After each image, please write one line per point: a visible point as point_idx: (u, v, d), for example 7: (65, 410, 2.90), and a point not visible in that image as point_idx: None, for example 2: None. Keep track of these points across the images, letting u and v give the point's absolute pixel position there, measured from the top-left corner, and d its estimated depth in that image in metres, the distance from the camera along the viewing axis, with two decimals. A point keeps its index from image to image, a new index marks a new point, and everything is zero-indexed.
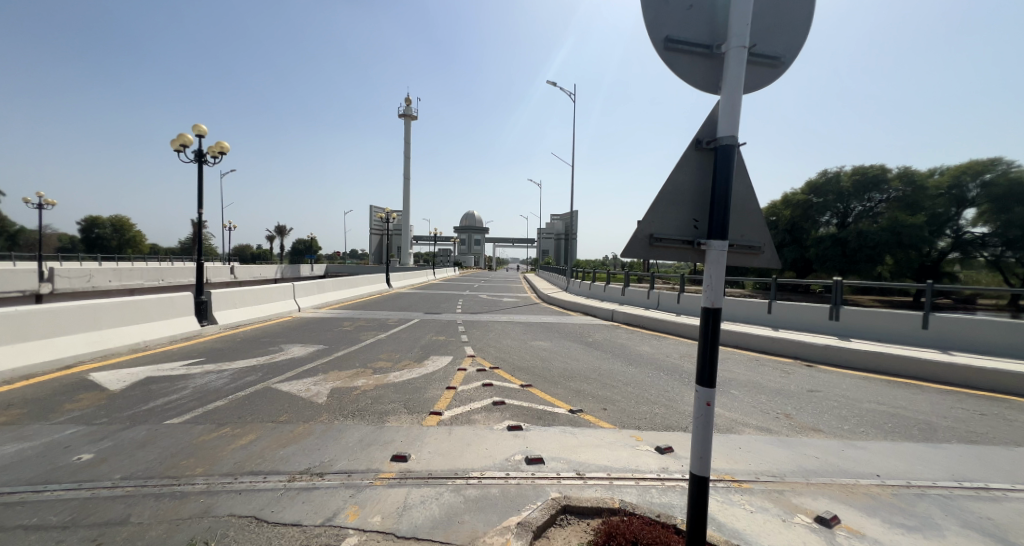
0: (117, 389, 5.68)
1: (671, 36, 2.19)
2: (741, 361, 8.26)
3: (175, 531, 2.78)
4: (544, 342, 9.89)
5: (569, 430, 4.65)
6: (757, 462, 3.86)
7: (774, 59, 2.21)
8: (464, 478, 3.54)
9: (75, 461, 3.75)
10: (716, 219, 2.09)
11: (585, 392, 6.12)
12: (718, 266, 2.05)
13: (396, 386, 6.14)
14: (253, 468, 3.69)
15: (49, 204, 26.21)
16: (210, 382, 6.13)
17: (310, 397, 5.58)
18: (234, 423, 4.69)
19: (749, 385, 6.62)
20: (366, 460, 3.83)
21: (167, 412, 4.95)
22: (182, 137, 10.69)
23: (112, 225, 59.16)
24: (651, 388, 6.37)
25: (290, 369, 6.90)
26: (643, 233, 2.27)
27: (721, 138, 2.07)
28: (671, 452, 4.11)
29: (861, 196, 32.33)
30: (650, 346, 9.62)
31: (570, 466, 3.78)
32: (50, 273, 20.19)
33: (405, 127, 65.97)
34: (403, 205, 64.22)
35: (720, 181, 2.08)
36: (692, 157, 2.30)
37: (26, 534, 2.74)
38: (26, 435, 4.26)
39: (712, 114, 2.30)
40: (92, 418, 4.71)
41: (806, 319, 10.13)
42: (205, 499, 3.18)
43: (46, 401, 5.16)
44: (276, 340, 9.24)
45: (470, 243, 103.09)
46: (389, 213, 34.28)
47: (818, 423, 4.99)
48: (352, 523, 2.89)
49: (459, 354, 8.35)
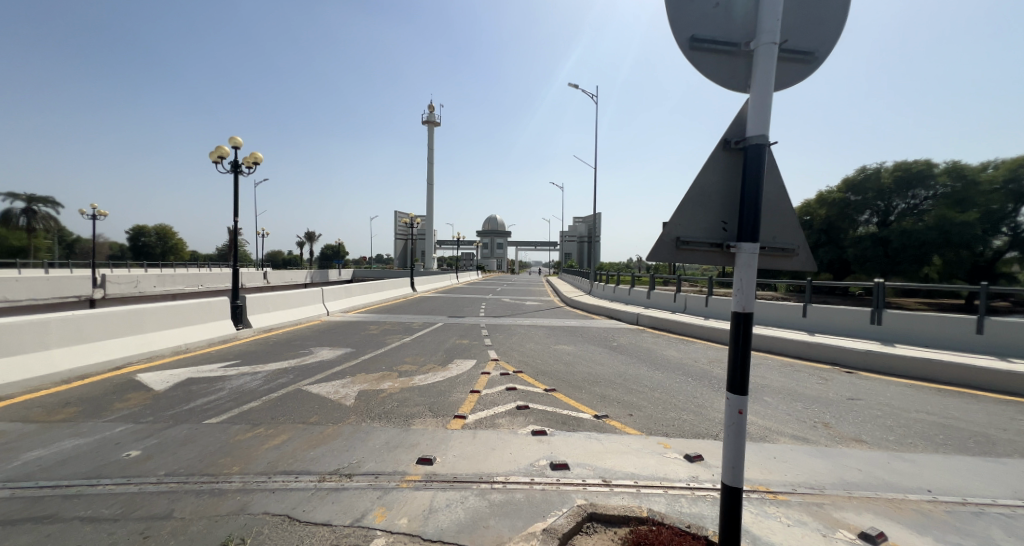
0: (161, 390, 5.98)
1: (696, 36, 2.15)
2: (774, 367, 7.94)
3: (214, 527, 2.90)
4: (567, 346, 9.81)
5: (594, 435, 4.58)
6: (794, 473, 3.68)
7: (806, 55, 2.13)
8: (488, 482, 3.54)
9: (124, 457, 3.97)
10: (746, 221, 2.02)
11: (610, 397, 6.02)
12: (749, 269, 1.99)
13: (420, 389, 6.22)
14: (286, 468, 3.80)
15: (104, 217, 27.85)
16: (245, 384, 6.36)
17: (339, 399, 5.72)
18: (268, 423, 4.85)
19: (784, 392, 6.33)
20: (392, 462, 3.89)
21: (205, 413, 5.17)
22: (219, 149, 11.20)
23: (157, 234, 62.91)
24: (679, 393, 6.21)
25: (320, 371, 7.10)
26: (670, 236, 2.21)
27: (749, 138, 2.01)
28: (700, 461, 3.96)
29: (904, 193, 30.36)
30: (677, 350, 9.40)
31: (595, 473, 3.72)
32: (102, 280, 21.70)
33: (429, 134, 67.26)
34: (427, 209, 65.39)
35: (750, 182, 2.01)
36: (719, 158, 2.24)
37: (81, 525, 2.92)
38: (80, 432, 4.54)
39: (740, 113, 2.24)
40: (139, 417, 4.98)
41: (844, 323, 9.64)
42: (241, 497, 3.30)
43: (99, 400, 5.50)
44: (307, 343, 9.53)
45: (494, 247, 103.80)
46: (413, 220, 34.65)
47: (860, 433, 4.72)
48: (379, 525, 2.93)
49: (483, 358, 8.38)
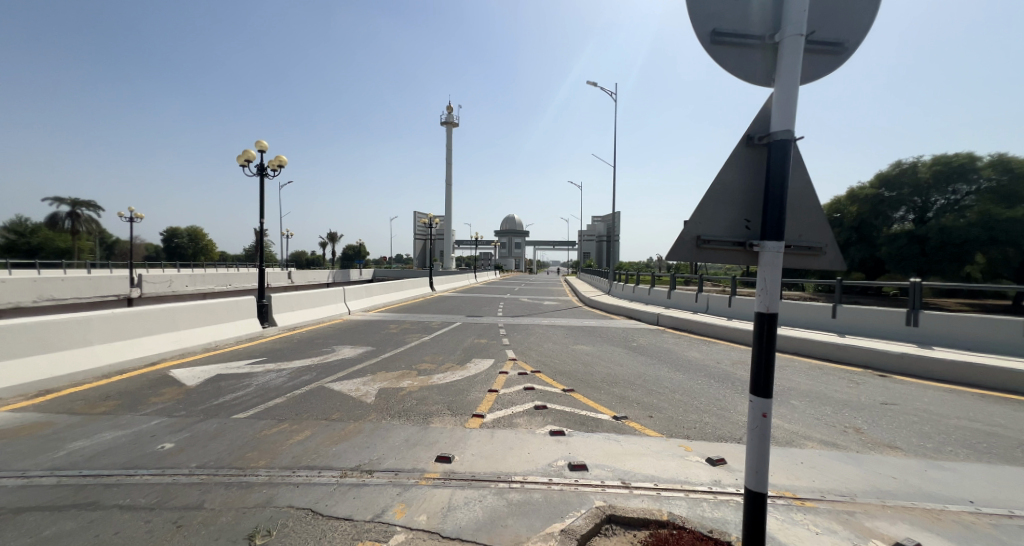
0: (192, 385, 6.23)
1: (717, 29, 2.10)
2: (801, 369, 7.68)
3: (242, 519, 3.00)
4: (586, 346, 9.73)
5: (613, 437, 4.53)
6: (822, 479, 3.55)
7: (835, 46, 2.05)
8: (506, 481, 3.55)
9: (158, 449, 4.15)
10: (770, 220, 1.95)
11: (630, 398, 5.94)
12: (773, 268, 1.93)
13: (439, 388, 6.28)
14: (309, 462, 3.90)
15: (140, 219, 29.03)
16: (271, 380, 6.56)
17: (360, 397, 5.83)
18: (292, 419, 4.99)
19: (812, 396, 6.11)
20: (412, 460, 3.94)
21: (233, 408, 5.36)
22: (246, 152, 11.58)
23: (189, 236, 65.53)
24: (700, 395, 6.08)
25: (342, 369, 7.26)
26: (690, 235, 2.16)
27: (773, 133, 1.95)
28: (723, 464, 3.87)
29: (944, 188, 28.71)
30: (699, 351, 9.21)
31: (614, 474, 3.68)
32: (139, 280, 22.82)
33: (447, 135, 67.68)
34: (446, 209, 65.92)
35: (775, 179, 1.94)
36: (741, 155, 2.18)
37: (120, 513, 3.07)
38: (120, 424, 4.77)
39: (764, 107, 2.17)
40: (173, 411, 5.20)
41: (878, 325, 9.24)
42: (267, 490, 3.41)
43: (136, 394, 5.77)
44: (329, 341, 9.76)
45: (512, 247, 103.95)
46: (432, 220, 34.93)
47: (895, 440, 4.52)
48: (399, 521, 2.97)
49: (501, 357, 8.40)
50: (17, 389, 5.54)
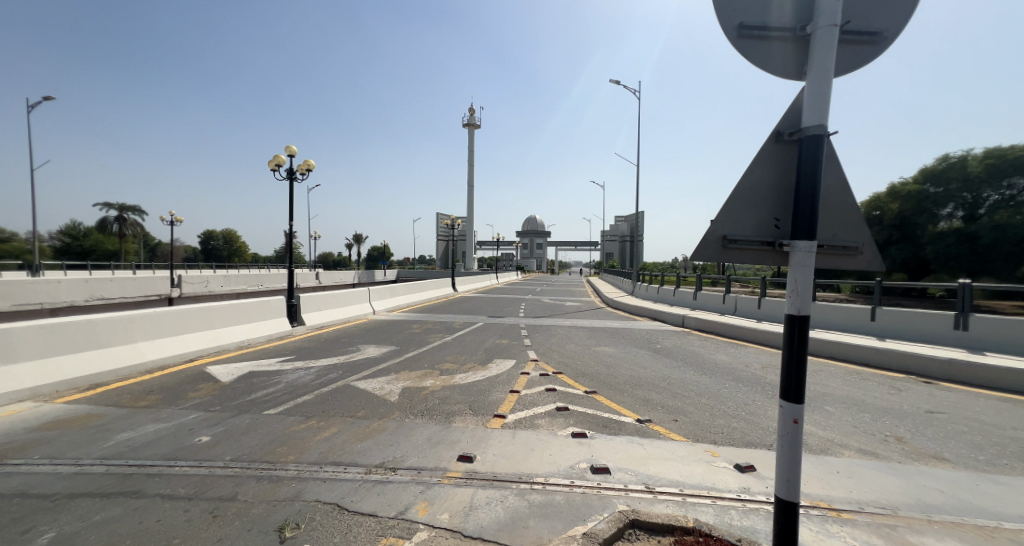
0: (227, 381, 6.50)
1: (744, 23, 2.04)
2: (837, 374, 7.34)
3: (273, 511, 3.11)
4: (608, 347, 9.61)
5: (637, 440, 4.45)
6: (860, 490, 3.38)
7: (872, 36, 1.95)
8: (528, 483, 3.54)
9: (196, 442, 4.35)
10: (801, 218, 1.87)
11: (654, 401, 5.82)
12: (805, 269, 1.85)
13: (461, 388, 6.33)
14: (336, 459, 4.00)
15: (179, 223, 30.46)
16: (300, 378, 6.78)
17: (384, 395, 5.94)
18: (319, 416, 5.14)
19: (849, 402, 5.83)
20: (434, 459, 3.98)
21: (264, 404, 5.55)
22: (277, 157, 12.00)
23: (224, 238, 68.65)
24: (728, 400, 5.90)
25: (367, 368, 7.42)
26: (716, 235, 2.09)
27: (805, 128, 1.86)
28: (752, 471, 3.73)
29: (998, 183, 27.07)
30: (726, 354, 8.95)
31: (638, 478, 3.61)
32: (179, 280, 24.05)
33: (469, 137, 68.17)
34: (468, 210, 66.54)
35: (806, 176, 1.86)
36: (770, 151, 2.11)
37: (161, 502, 3.23)
38: (161, 417, 5.03)
39: (795, 101, 2.09)
40: (209, 405, 5.44)
41: (921, 329, 8.75)
42: (296, 484, 3.51)
43: (175, 389, 6.07)
44: (354, 340, 10.00)
45: (534, 247, 103.70)
46: (454, 221, 35.20)
47: (941, 451, 4.25)
48: (422, 518, 3.01)
49: (522, 358, 8.39)
50: (69, 382, 5.92)
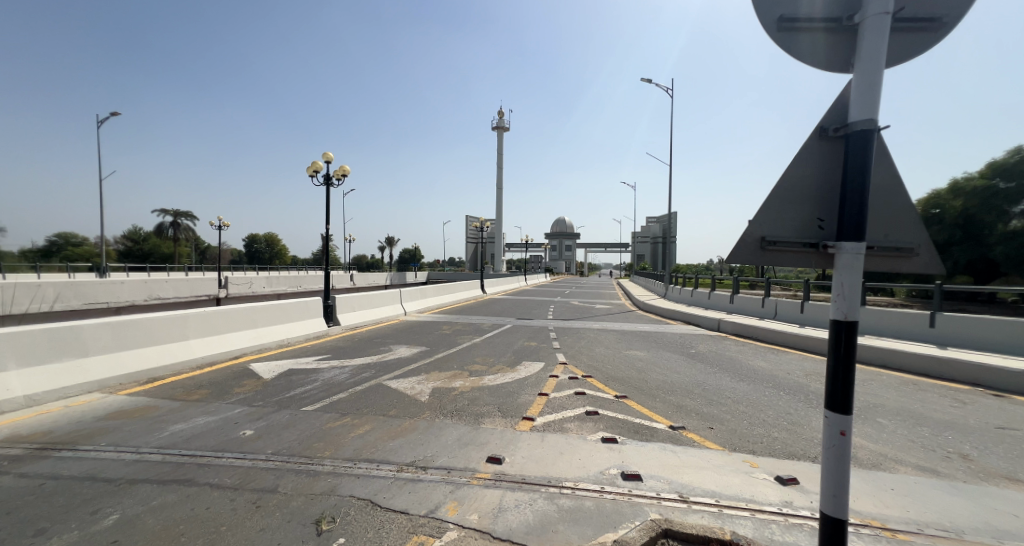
0: (268, 378, 6.81)
1: (784, 16, 1.94)
2: (890, 384, 6.86)
3: (310, 504, 3.22)
4: (640, 351, 9.40)
5: (669, 447, 4.32)
6: (918, 510, 3.14)
7: (929, 22, 1.80)
8: (557, 487, 3.50)
9: (241, 435, 4.59)
10: (848, 217, 1.74)
11: (688, 408, 5.63)
12: (851, 272, 1.73)
13: (490, 389, 6.36)
14: (369, 456, 4.11)
15: (227, 227, 32.21)
16: (335, 376, 7.01)
17: (415, 395, 6.05)
18: (354, 414, 5.29)
19: (904, 414, 5.43)
20: (464, 459, 4.02)
21: (302, 400, 5.78)
22: (315, 164, 12.50)
23: (267, 242, 72.21)
24: (768, 408, 5.62)
25: (398, 368, 7.58)
26: (754, 236, 2.00)
27: (852, 123, 1.75)
28: (795, 484, 3.54)
29: None
30: (766, 360, 8.54)
31: (671, 487, 3.50)
32: (226, 281, 25.45)
33: (498, 140, 68.73)
34: (497, 213, 66.87)
35: (853, 173, 1.74)
36: (813, 149, 2.00)
37: (210, 490, 3.42)
38: (210, 410, 5.33)
39: (842, 95, 1.96)
40: (253, 401, 5.72)
41: (989, 337, 8.03)
42: (332, 479, 3.63)
43: (222, 384, 6.42)
44: (387, 341, 10.25)
45: (563, 249, 103.09)
46: (483, 223, 35.42)
47: (1013, 471, 3.88)
48: (452, 518, 3.04)
49: (551, 360, 8.33)
50: (130, 376, 6.38)
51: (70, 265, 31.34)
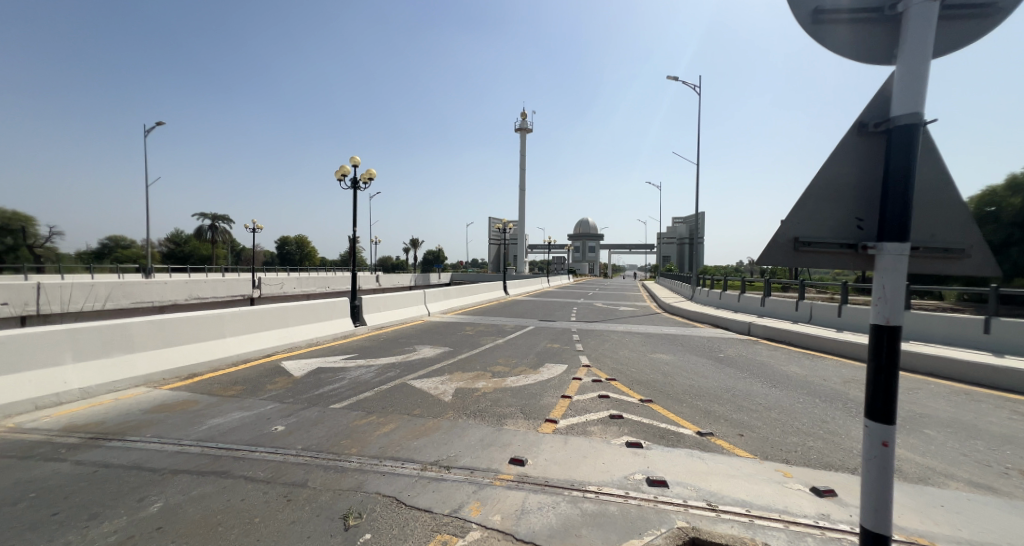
0: (299, 376, 7.03)
1: (820, 7, 1.84)
2: (937, 394, 6.45)
3: (337, 500, 3.30)
4: (665, 355, 9.20)
5: (697, 453, 4.20)
6: (970, 529, 2.93)
7: (984, 7, 1.67)
8: (581, 490, 3.46)
9: (273, 430, 4.75)
10: (890, 217, 1.64)
11: (716, 414, 5.46)
12: (894, 274, 1.63)
13: (513, 391, 6.35)
14: (394, 454, 4.18)
15: (260, 230, 33.51)
16: (362, 375, 7.16)
17: (439, 395, 6.12)
18: (379, 412, 5.40)
19: (955, 426, 5.09)
20: (487, 459, 4.03)
21: (330, 398, 5.94)
22: (342, 168, 12.83)
23: (298, 244, 74.83)
24: (802, 416, 5.38)
25: (422, 368, 7.68)
26: (786, 237, 1.92)
27: (894, 118, 1.65)
28: (832, 496, 3.37)
29: None
30: (800, 366, 8.20)
31: (698, 495, 3.39)
32: (260, 281, 26.50)
33: (522, 141, 68.83)
34: (520, 214, 66.91)
35: (896, 170, 1.64)
36: (850, 145, 1.90)
37: (244, 483, 3.55)
38: (244, 406, 5.55)
39: (882, 89, 1.86)
40: (284, 397, 5.92)
41: None
42: (359, 476, 3.71)
43: (256, 381, 6.68)
44: (411, 341, 10.41)
45: (587, 251, 102.13)
46: (506, 224, 35.38)
47: None
48: (475, 518, 3.05)
49: (574, 363, 8.25)
50: (172, 371, 6.72)
51: (119, 266, 33.37)
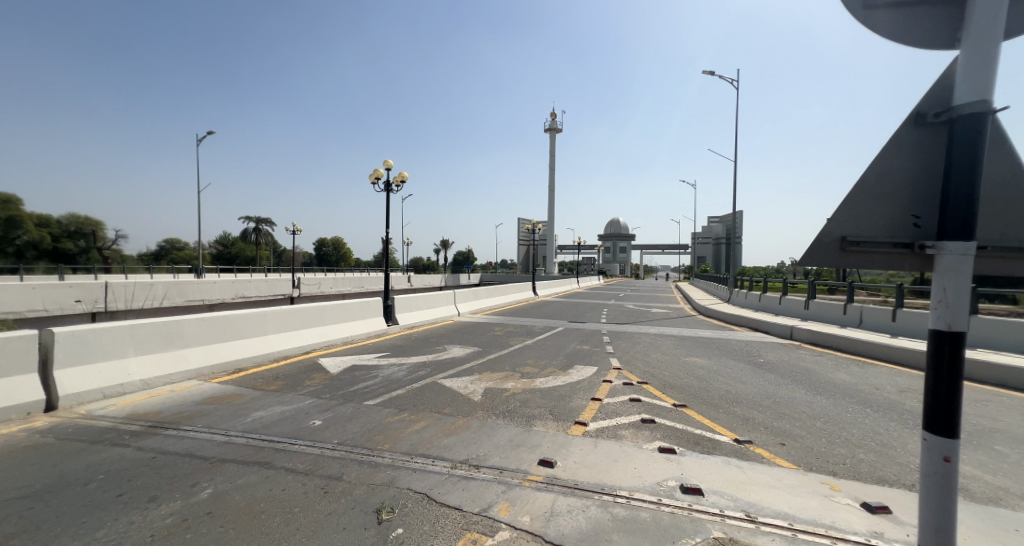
0: (335, 373, 7.28)
1: None
2: (1008, 406, 5.90)
3: (371, 494, 3.38)
4: (700, 358, 8.89)
5: (734, 461, 4.03)
6: None
7: None
8: (612, 495, 3.39)
9: (311, 424, 4.94)
10: (953, 213, 1.51)
11: (756, 421, 5.22)
12: (956, 275, 1.50)
13: (542, 392, 6.32)
14: (425, 451, 4.24)
15: (299, 232, 34.91)
16: (393, 373, 7.33)
17: (468, 394, 6.18)
18: (411, 410, 5.50)
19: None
20: (516, 460, 4.02)
21: (364, 395, 6.12)
22: (377, 171, 13.20)
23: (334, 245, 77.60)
24: (850, 426, 5.06)
25: (452, 367, 7.78)
26: (833, 236, 1.80)
27: (957, 107, 1.51)
28: (885, 513, 3.14)
29: None
30: (848, 373, 7.72)
31: (736, 505, 3.26)
32: (300, 281, 27.63)
33: (552, 141, 68.47)
34: (550, 214, 66.62)
35: (960, 163, 1.50)
36: (906, 139, 1.76)
37: (285, 474, 3.71)
38: (284, 400, 5.80)
39: (943, 76, 1.71)
40: (321, 393, 6.15)
41: None
42: (391, 471, 3.79)
43: (295, 377, 6.97)
44: (441, 340, 10.57)
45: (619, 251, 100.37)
46: (534, 224, 35.19)
47: None
48: (504, 518, 3.04)
49: (604, 365, 8.12)
50: (220, 365, 7.11)
51: (174, 267, 35.65)
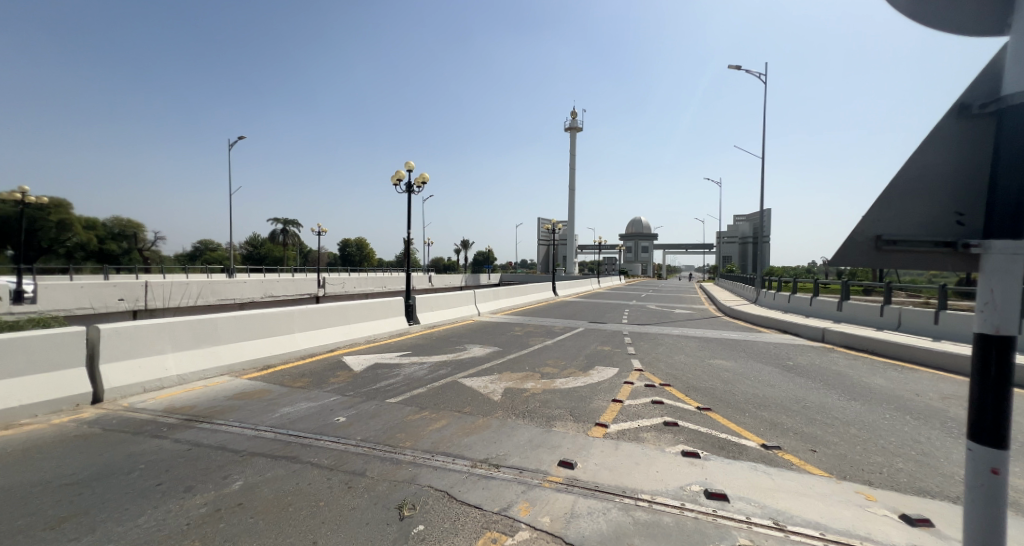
0: (358, 370, 7.43)
1: None
2: None
3: (393, 490, 3.43)
4: (726, 361, 8.65)
5: (761, 467, 3.91)
6: None
7: None
8: (633, 498, 3.34)
9: (335, 421, 5.05)
10: (1000, 209, 1.42)
11: (785, 426, 5.04)
12: (1004, 276, 1.41)
13: (562, 393, 6.27)
14: (445, 449, 4.28)
15: (324, 233, 35.77)
16: (415, 372, 7.42)
17: (488, 394, 6.19)
18: (432, 408, 5.56)
19: None
20: (536, 460, 4.01)
21: (387, 393, 6.22)
22: (398, 172, 13.40)
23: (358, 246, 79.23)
24: (887, 433, 4.82)
25: (472, 366, 7.81)
26: (867, 235, 1.73)
27: (1006, 95, 1.41)
28: (926, 526, 2.98)
29: None
30: (884, 378, 7.37)
31: (763, 512, 3.15)
32: (325, 281, 28.33)
33: (572, 141, 67.91)
34: (570, 214, 66.13)
35: (1008, 156, 1.41)
36: (948, 131, 1.67)
37: (311, 468, 3.80)
38: (310, 396, 5.96)
39: (991, 63, 1.60)
40: (345, 390, 6.29)
41: None
42: (413, 468, 3.84)
43: (321, 374, 7.14)
44: (462, 340, 10.64)
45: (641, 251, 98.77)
46: (554, 224, 34.97)
47: None
48: (524, 518, 3.04)
49: (626, 366, 8.00)
50: (250, 362, 7.37)
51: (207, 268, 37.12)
